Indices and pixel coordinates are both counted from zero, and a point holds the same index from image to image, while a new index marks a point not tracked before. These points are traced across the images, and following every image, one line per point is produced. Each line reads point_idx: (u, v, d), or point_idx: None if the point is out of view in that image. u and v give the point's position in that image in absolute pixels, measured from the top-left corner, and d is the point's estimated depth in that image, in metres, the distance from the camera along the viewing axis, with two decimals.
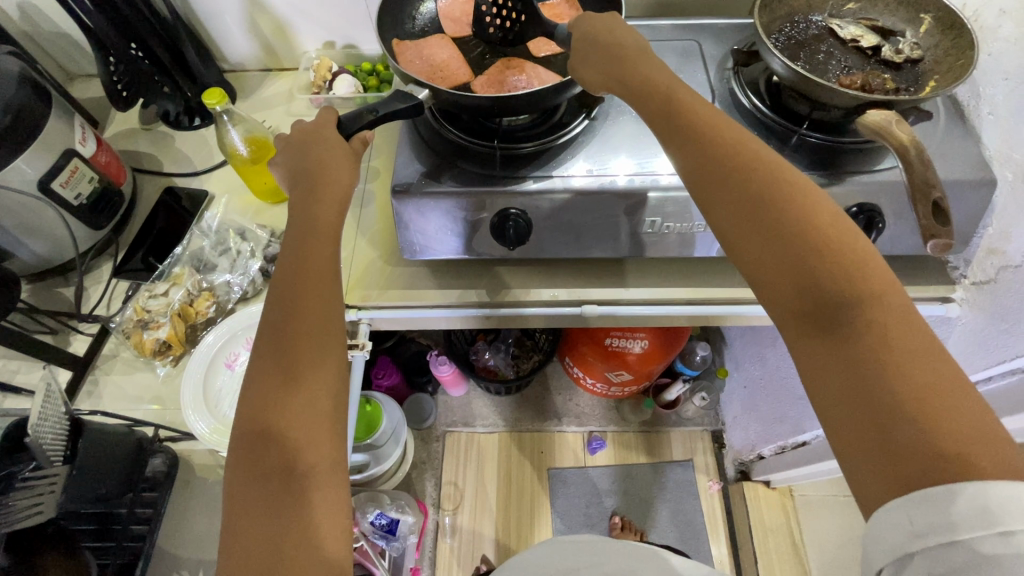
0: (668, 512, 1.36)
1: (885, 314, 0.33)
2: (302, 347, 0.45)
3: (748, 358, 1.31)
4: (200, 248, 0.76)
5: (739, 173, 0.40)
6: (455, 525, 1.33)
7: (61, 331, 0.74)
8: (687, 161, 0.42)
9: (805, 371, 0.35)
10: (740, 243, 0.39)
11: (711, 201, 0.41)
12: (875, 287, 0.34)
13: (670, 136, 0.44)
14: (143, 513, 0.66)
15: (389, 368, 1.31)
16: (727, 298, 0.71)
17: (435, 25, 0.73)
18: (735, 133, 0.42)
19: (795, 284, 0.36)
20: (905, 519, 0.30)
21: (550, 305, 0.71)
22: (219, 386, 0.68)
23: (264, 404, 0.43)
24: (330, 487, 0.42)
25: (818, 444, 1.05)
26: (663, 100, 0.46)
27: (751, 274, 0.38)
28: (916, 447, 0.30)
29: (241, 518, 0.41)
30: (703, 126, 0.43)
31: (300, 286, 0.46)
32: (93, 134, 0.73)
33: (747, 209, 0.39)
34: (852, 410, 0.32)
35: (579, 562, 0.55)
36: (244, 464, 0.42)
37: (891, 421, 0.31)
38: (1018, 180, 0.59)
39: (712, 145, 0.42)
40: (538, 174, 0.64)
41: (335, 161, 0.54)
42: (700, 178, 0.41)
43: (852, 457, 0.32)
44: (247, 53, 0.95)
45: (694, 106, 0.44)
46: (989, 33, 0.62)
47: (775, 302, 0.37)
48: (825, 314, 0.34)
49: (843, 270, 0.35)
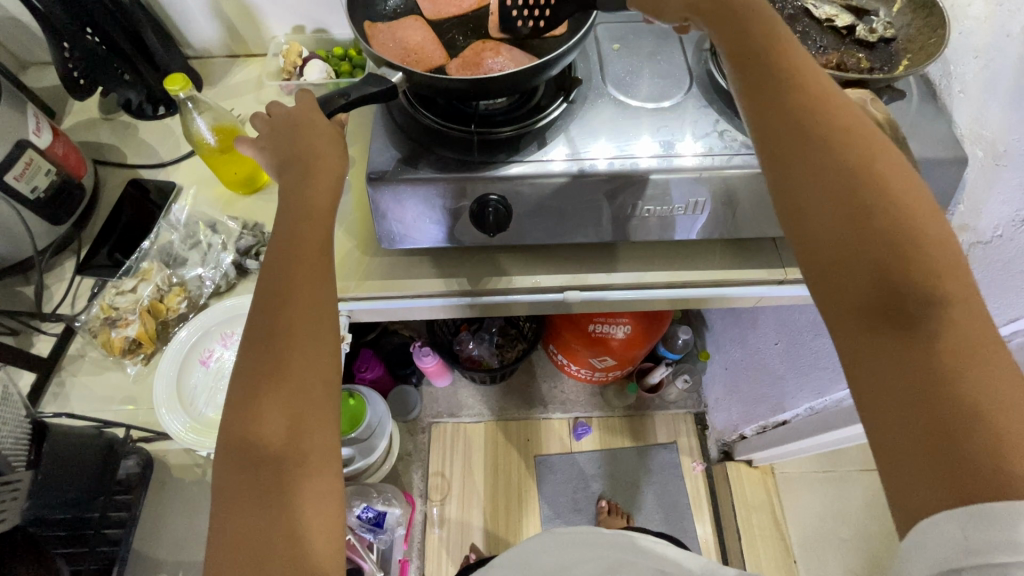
0: (654, 494, 1.38)
1: (958, 315, 0.33)
2: (297, 354, 0.43)
3: (729, 340, 1.33)
4: (168, 242, 0.73)
5: (834, 148, 0.38)
6: (444, 515, 1.33)
7: (23, 332, 0.71)
8: (766, 136, 0.41)
9: (857, 364, 0.35)
10: (815, 227, 0.38)
11: (792, 166, 0.39)
12: (950, 287, 0.34)
13: (757, 106, 0.42)
14: (117, 517, 0.64)
15: (371, 361, 1.29)
16: (708, 281, 0.71)
17: (408, 5, 0.71)
18: (831, 98, 0.40)
19: (870, 277, 0.35)
20: (958, 533, 0.30)
21: (533, 292, 0.71)
22: (193, 384, 0.66)
23: (252, 408, 0.41)
24: (327, 503, 0.41)
25: (797, 422, 1.08)
26: (760, 50, 0.43)
27: (821, 261, 0.37)
28: (968, 455, 0.30)
29: (232, 534, 0.39)
30: (803, 99, 0.40)
31: (292, 287, 0.45)
32: (49, 124, 0.69)
33: (829, 183, 0.37)
34: (908, 404, 0.32)
35: (570, 563, 0.53)
36: (243, 488, 0.40)
37: (952, 424, 0.31)
38: (989, 158, 0.60)
39: (802, 107, 0.40)
40: (517, 159, 0.62)
41: (311, 146, 0.53)
42: (785, 148, 0.40)
43: (895, 458, 0.32)
44: (212, 38, 0.91)
45: (799, 77, 0.41)
46: (959, 12, 0.64)
47: (842, 294, 0.36)
48: (899, 306, 0.34)
49: (923, 268, 0.34)
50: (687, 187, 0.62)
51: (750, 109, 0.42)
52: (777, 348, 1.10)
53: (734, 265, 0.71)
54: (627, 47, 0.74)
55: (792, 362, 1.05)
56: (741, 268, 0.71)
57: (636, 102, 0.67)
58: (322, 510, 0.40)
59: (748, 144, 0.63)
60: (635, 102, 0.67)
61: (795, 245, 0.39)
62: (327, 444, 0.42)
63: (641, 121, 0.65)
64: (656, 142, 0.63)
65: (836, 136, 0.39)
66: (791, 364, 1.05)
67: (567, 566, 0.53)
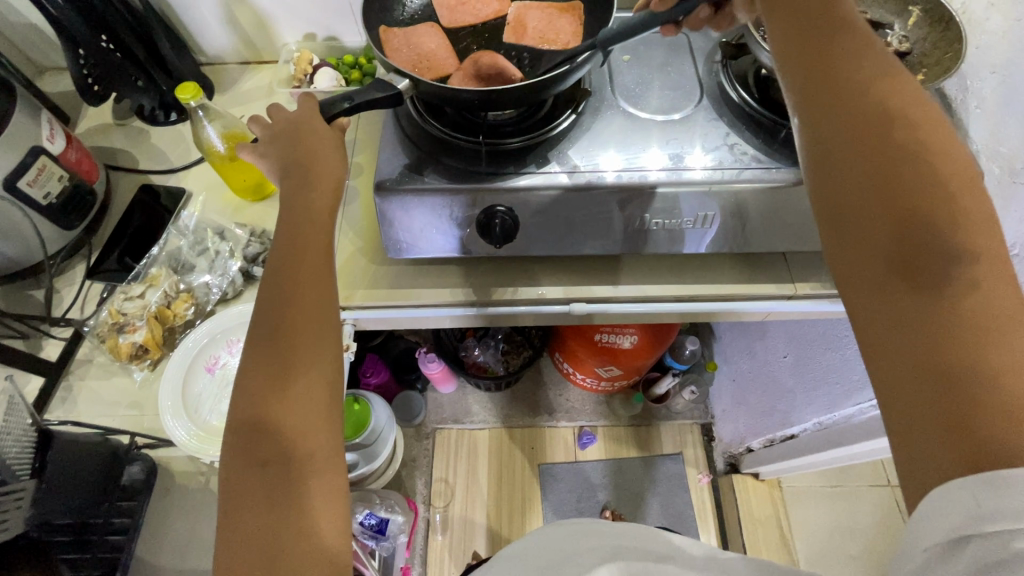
0: (658, 505, 1.36)
1: (984, 279, 0.32)
2: (298, 337, 0.43)
3: (737, 351, 1.32)
4: (177, 248, 0.74)
5: (867, 108, 0.39)
6: (447, 521, 1.33)
7: (32, 336, 0.71)
8: (798, 91, 0.42)
9: (874, 320, 0.35)
10: (839, 180, 0.38)
11: (822, 122, 0.40)
12: (978, 249, 0.33)
13: (795, 64, 0.43)
14: (120, 523, 0.64)
15: (377, 366, 1.29)
16: (716, 294, 0.70)
17: (425, 12, 0.71)
18: (870, 61, 0.41)
19: (890, 230, 0.35)
20: (969, 499, 0.29)
21: (540, 303, 0.70)
22: (198, 391, 0.66)
23: (259, 403, 0.41)
24: (327, 479, 0.41)
25: (806, 437, 1.06)
26: (805, 12, 0.44)
27: (841, 214, 0.38)
28: (981, 417, 0.29)
29: (231, 505, 0.39)
30: (847, 58, 0.41)
31: (296, 274, 0.45)
32: (62, 130, 0.70)
33: (854, 140, 0.38)
34: (920, 358, 0.32)
35: (568, 552, 0.52)
36: (241, 461, 0.40)
37: (968, 384, 0.30)
38: (1005, 174, 0.60)
39: (839, 68, 0.41)
40: (526, 170, 0.62)
41: (322, 155, 0.53)
42: (816, 105, 0.40)
43: (902, 415, 0.32)
44: (224, 45, 0.92)
45: (846, 38, 0.42)
46: (976, 26, 0.63)
47: (860, 247, 0.36)
48: (919, 264, 0.34)
49: (950, 227, 0.34)
50: (696, 200, 0.62)
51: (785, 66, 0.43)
52: (786, 360, 1.09)
53: (741, 279, 0.71)
54: (637, 58, 0.73)
55: (801, 376, 1.04)
56: (750, 283, 0.70)
57: (646, 114, 0.67)
58: (318, 484, 0.40)
59: (759, 159, 0.62)
60: (643, 113, 0.67)
61: (815, 200, 0.40)
62: (332, 443, 0.42)
63: (651, 132, 0.65)
64: (665, 153, 0.63)
65: (870, 96, 0.39)
66: (800, 378, 1.04)
67: (555, 563, 0.51)
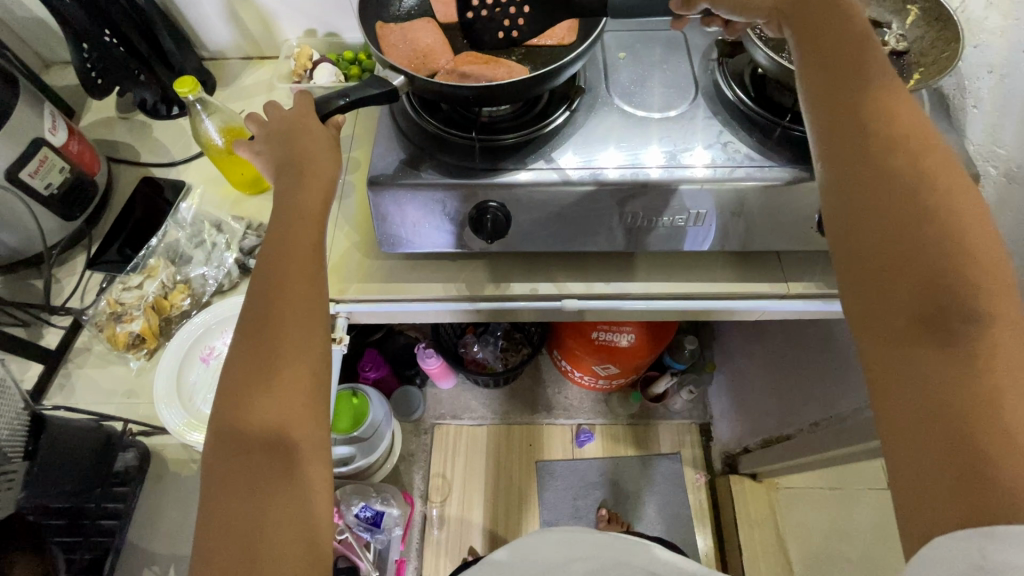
0: (655, 503, 1.36)
1: (1000, 340, 0.33)
2: (286, 345, 0.44)
3: (737, 351, 1.33)
4: (175, 239, 0.75)
5: (896, 162, 0.39)
6: (444, 515, 1.34)
7: (33, 324, 0.73)
8: (829, 141, 0.42)
9: (889, 370, 0.35)
10: (859, 229, 0.39)
11: (849, 175, 0.40)
12: (996, 310, 0.34)
13: (828, 112, 0.43)
14: (114, 507, 0.66)
15: (376, 360, 1.30)
16: (710, 293, 0.70)
17: (422, 9, 0.70)
18: (903, 117, 0.41)
19: (909, 284, 0.35)
20: (975, 551, 0.29)
21: (532, 299, 0.71)
22: (192, 380, 0.66)
23: (246, 398, 0.42)
24: (320, 491, 0.42)
25: (799, 438, 1.04)
26: (840, 63, 0.44)
27: (863, 265, 0.38)
28: (988, 474, 0.30)
29: (222, 525, 0.39)
30: (879, 112, 0.41)
31: (282, 274, 0.46)
32: (64, 121, 0.71)
33: (882, 195, 0.38)
34: (934, 415, 0.32)
35: (558, 553, 0.53)
36: (230, 478, 0.40)
37: (976, 442, 0.31)
38: (1001, 176, 0.59)
39: (872, 122, 0.41)
40: (519, 167, 0.63)
41: (316, 149, 0.54)
42: (843, 157, 0.41)
43: (909, 465, 0.33)
44: (226, 41, 0.93)
45: (881, 92, 0.42)
46: (974, 25, 0.63)
47: (880, 297, 0.36)
48: (938, 319, 0.34)
49: (966, 284, 0.34)
50: (690, 197, 0.61)
51: (818, 115, 0.44)
52: (784, 360, 1.11)
53: (735, 278, 0.71)
54: (634, 56, 0.73)
55: (799, 381, 1.06)
56: (744, 282, 0.70)
57: (642, 112, 0.67)
58: (313, 498, 0.41)
59: (753, 157, 0.62)
60: (637, 111, 0.67)
61: (834, 248, 0.40)
62: (317, 433, 0.43)
63: (649, 130, 0.65)
64: (665, 150, 0.63)
65: (900, 154, 0.39)
66: (797, 377, 1.06)
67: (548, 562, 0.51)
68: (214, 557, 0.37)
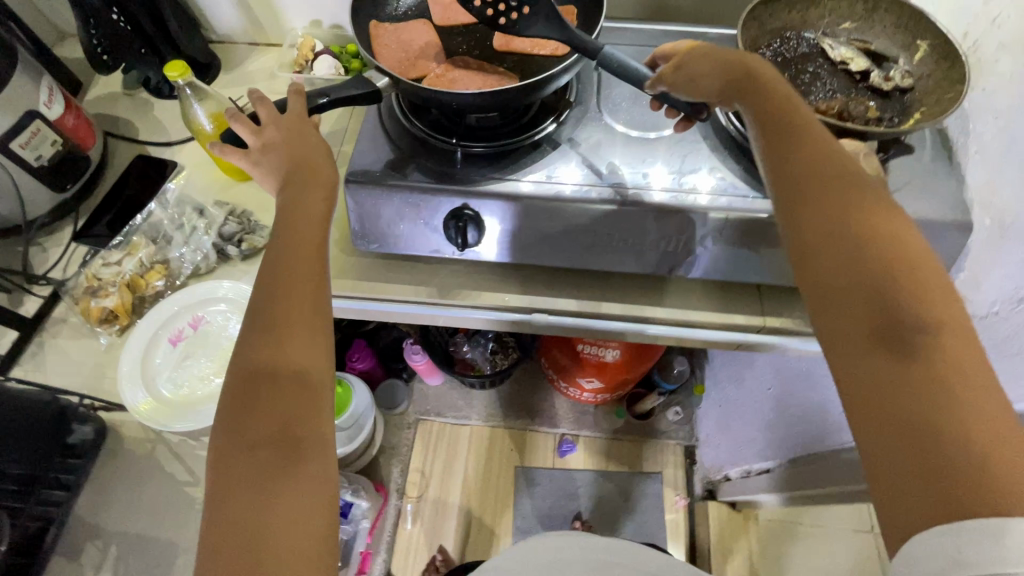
0: (631, 522, 1.34)
1: (949, 345, 0.34)
2: (287, 307, 0.44)
3: (726, 378, 1.29)
4: (158, 220, 0.76)
5: (837, 191, 0.41)
6: (417, 511, 1.34)
7: (15, 291, 0.75)
8: (781, 176, 0.43)
9: (852, 383, 0.36)
10: (816, 255, 0.40)
11: (800, 207, 0.41)
12: (941, 318, 0.35)
13: (773, 146, 0.45)
14: (65, 479, 0.68)
15: (363, 352, 1.30)
16: (684, 319, 0.68)
17: (418, 10, 0.71)
18: (834, 149, 0.43)
19: (863, 299, 0.37)
20: (950, 547, 0.30)
21: (500, 310, 0.70)
22: (158, 361, 0.68)
23: (254, 363, 0.42)
24: (322, 456, 0.40)
25: (779, 471, 1.06)
26: (773, 104, 0.46)
27: (825, 289, 0.39)
28: (965, 479, 0.30)
29: (227, 489, 0.38)
30: (818, 145, 0.43)
31: (293, 238, 0.47)
32: (62, 95, 0.73)
33: (835, 221, 0.40)
34: (899, 424, 0.33)
35: None
36: (234, 443, 0.40)
37: (945, 445, 0.31)
38: (995, 228, 0.56)
39: (816, 154, 0.42)
40: (494, 177, 0.62)
41: (286, 144, 0.54)
42: (791, 189, 0.42)
43: (887, 473, 0.33)
44: (234, 25, 0.93)
45: (813, 128, 0.44)
46: (985, 66, 0.59)
47: (838, 314, 0.38)
48: (890, 331, 0.35)
49: (915, 297, 0.36)
50: (666, 221, 0.60)
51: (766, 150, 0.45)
52: (770, 392, 1.08)
53: (712, 307, 0.69)
54: None
55: (783, 411, 1.03)
56: (719, 311, 0.68)
57: (630, 130, 0.66)
58: (315, 466, 0.39)
59: (737, 185, 0.60)
60: (625, 129, 0.66)
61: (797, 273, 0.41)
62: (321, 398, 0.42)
63: (632, 149, 0.64)
64: (673, 171, 0.62)
65: (843, 183, 0.41)
66: (783, 411, 1.03)
67: None
68: (220, 518, 0.37)
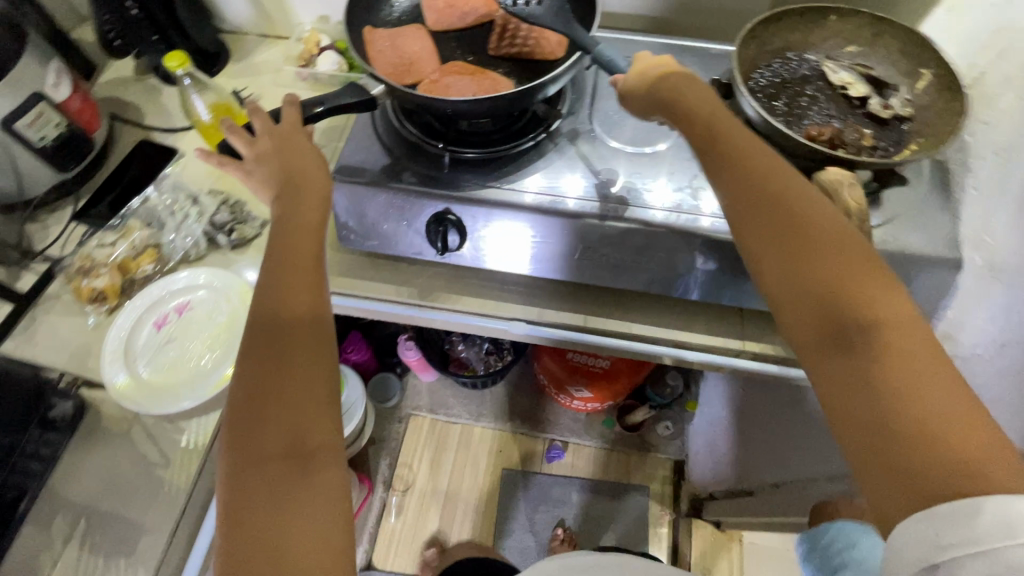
0: (613, 533, 1.34)
1: (896, 338, 0.34)
2: (287, 294, 0.45)
3: (717, 396, 1.28)
4: (154, 205, 0.79)
5: (777, 208, 0.40)
6: (401, 505, 1.35)
7: (13, 266, 0.77)
8: (730, 199, 0.42)
9: (821, 389, 0.36)
10: (768, 271, 0.40)
11: (748, 228, 0.41)
12: (882, 314, 0.35)
13: (712, 169, 0.44)
14: (41, 452, 0.69)
15: (358, 344, 1.34)
16: (664, 338, 0.68)
17: (411, 15, 0.72)
18: (768, 163, 0.43)
19: (815, 304, 0.37)
20: (929, 532, 0.30)
21: (480, 316, 0.70)
22: (140, 344, 0.70)
23: (263, 355, 0.42)
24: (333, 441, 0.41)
25: (762, 495, 1.04)
26: (704, 127, 0.45)
27: (783, 303, 0.39)
28: (944, 472, 0.31)
29: (243, 484, 0.39)
30: (753, 164, 0.43)
31: (292, 227, 0.50)
32: (69, 79, 0.75)
33: (782, 235, 0.40)
34: (868, 425, 0.33)
35: None
36: (246, 437, 0.40)
37: (913, 437, 0.32)
38: (986, 267, 0.55)
39: (754, 175, 0.42)
40: (479, 184, 0.62)
41: (270, 141, 0.55)
42: (735, 211, 0.42)
43: (869, 476, 0.33)
44: (245, 17, 0.95)
45: (746, 144, 0.44)
46: (988, 99, 0.57)
47: (795, 323, 0.38)
48: (840, 331, 0.36)
49: (859, 299, 0.36)
50: (646, 239, 0.59)
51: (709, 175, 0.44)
52: (758, 415, 1.06)
53: (693, 327, 0.68)
54: None
55: (768, 434, 1.01)
56: (699, 332, 0.68)
57: (621, 144, 0.65)
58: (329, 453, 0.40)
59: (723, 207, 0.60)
60: (614, 143, 0.65)
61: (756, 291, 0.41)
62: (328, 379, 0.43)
63: (619, 163, 0.63)
64: (671, 187, 0.61)
65: (784, 199, 0.41)
66: (769, 434, 1.01)
67: None
68: (240, 509, 0.38)
